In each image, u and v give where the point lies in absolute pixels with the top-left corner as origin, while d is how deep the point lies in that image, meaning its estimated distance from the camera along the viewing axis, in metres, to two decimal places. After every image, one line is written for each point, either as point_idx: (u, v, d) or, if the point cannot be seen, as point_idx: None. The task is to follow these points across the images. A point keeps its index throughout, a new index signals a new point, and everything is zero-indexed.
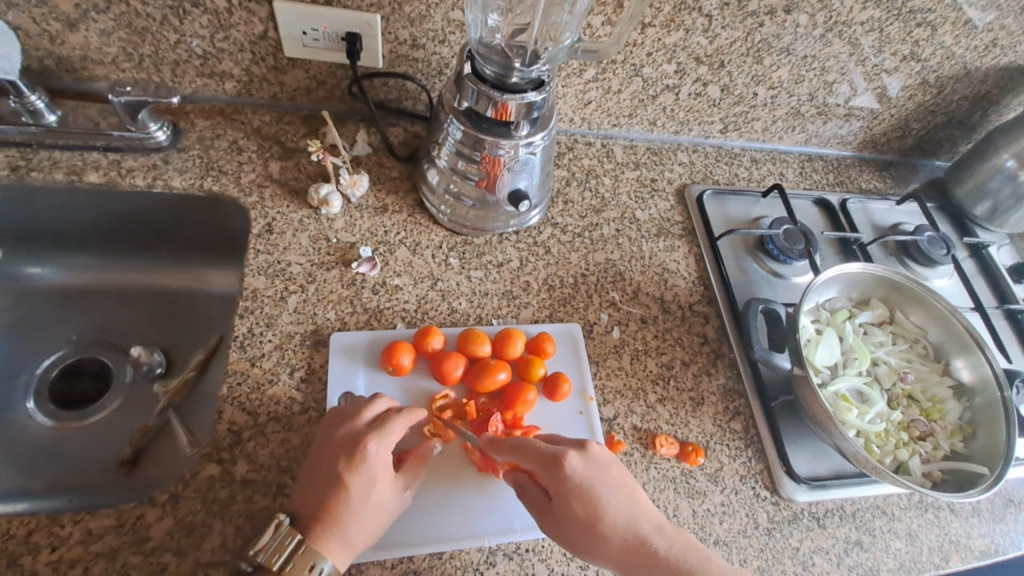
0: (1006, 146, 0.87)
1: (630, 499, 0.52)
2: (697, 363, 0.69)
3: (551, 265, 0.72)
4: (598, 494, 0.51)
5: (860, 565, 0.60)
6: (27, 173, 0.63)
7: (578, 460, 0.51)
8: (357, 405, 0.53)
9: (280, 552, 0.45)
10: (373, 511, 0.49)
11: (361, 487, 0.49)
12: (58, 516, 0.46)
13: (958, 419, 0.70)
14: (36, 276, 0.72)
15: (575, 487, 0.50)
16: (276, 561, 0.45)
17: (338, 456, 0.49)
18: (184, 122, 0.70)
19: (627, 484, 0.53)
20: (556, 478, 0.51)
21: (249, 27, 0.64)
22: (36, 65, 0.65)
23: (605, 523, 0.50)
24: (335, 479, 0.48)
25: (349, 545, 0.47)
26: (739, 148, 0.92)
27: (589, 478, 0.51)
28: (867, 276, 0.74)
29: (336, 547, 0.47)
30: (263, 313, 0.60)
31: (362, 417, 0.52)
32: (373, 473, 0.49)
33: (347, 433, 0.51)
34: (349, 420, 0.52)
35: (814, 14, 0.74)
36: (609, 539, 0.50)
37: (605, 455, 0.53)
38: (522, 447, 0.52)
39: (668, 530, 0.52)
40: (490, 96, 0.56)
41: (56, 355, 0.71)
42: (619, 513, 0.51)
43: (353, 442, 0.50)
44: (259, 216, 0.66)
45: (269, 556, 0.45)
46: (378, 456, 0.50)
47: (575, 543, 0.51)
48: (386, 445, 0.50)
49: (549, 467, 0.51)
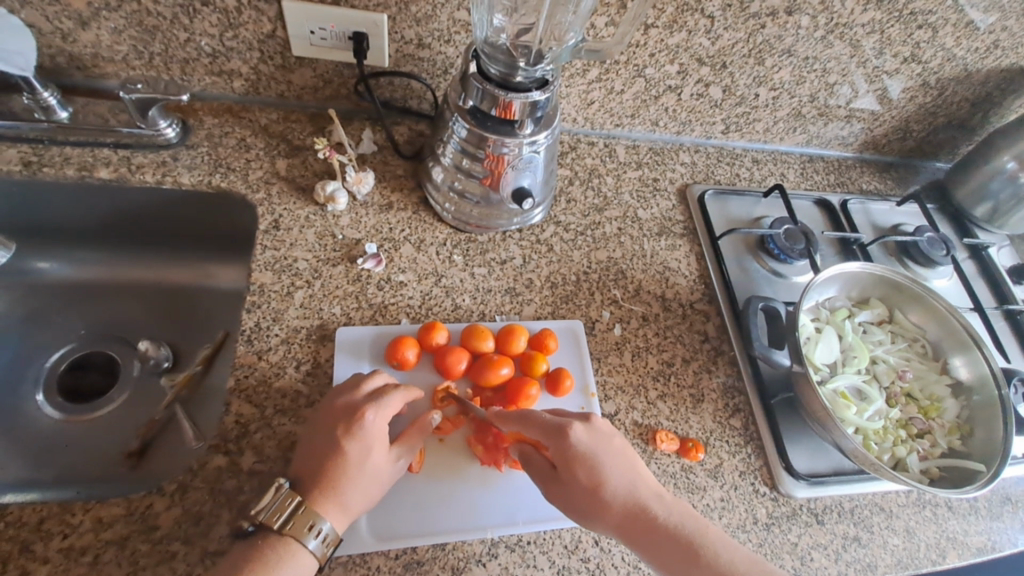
0: (1006, 148, 0.88)
1: (631, 467, 0.53)
2: (697, 360, 0.69)
3: (554, 263, 0.72)
4: (599, 460, 0.52)
5: (858, 561, 0.60)
6: (38, 169, 0.63)
7: (581, 428, 0.53)
8: (357, 378, 0.55)
9: (281, 513, 0.47)
10: (370, 477, 0.50)
11: (358, 453, 0.50)
12: (69, 505, 0.47)
13: (956, 417, 0.71)
14: (45, 270, 0.74)
15: (577, 453, 0.52)
16: (277, 520, 0.46)
17: (336, 424, 0.51)
18: (193, 119, 0.71)
19: (628, 453, 0.54)
20: (559, 444, 0.52)
21: (258, 25, 0.65)
22: (48, 62, 0.66)
23: (606, 489, 0.51)
24: (333, 445, 0.50)
25: (346, 509, 0.49)
26: (741, 149, 0.92)
27: (591, 446, 0.53)
28: (866, 275, 0.75)
29: (334, 509, 0.48)
30: (269, 308, 0.61)
31: (362, 389, 0.54)
32: (370, 440, 0.51)
33: (346, 402, 0.53)
34: (350, 391, 0.54)
35: (815, 15, 0.74)
36: (610, 504, 0.51)
37: (606, 427, 0.55)
38: (525, 416, 0.54)
39: (667, 498, 0.53)
40: (495, 95, 0.57)
41: (64, 349, 0.72)
42: (619, 479, 0.52)
43: (351, 410, 0.52)
44: (266, 212, 0.67)
45: (270, 516, 0.46)
46: (375, 426, 0.51)
47: (577, 509, 0.52)
48: (384, 414, 0.52)
49: (552, 434, 0.53)
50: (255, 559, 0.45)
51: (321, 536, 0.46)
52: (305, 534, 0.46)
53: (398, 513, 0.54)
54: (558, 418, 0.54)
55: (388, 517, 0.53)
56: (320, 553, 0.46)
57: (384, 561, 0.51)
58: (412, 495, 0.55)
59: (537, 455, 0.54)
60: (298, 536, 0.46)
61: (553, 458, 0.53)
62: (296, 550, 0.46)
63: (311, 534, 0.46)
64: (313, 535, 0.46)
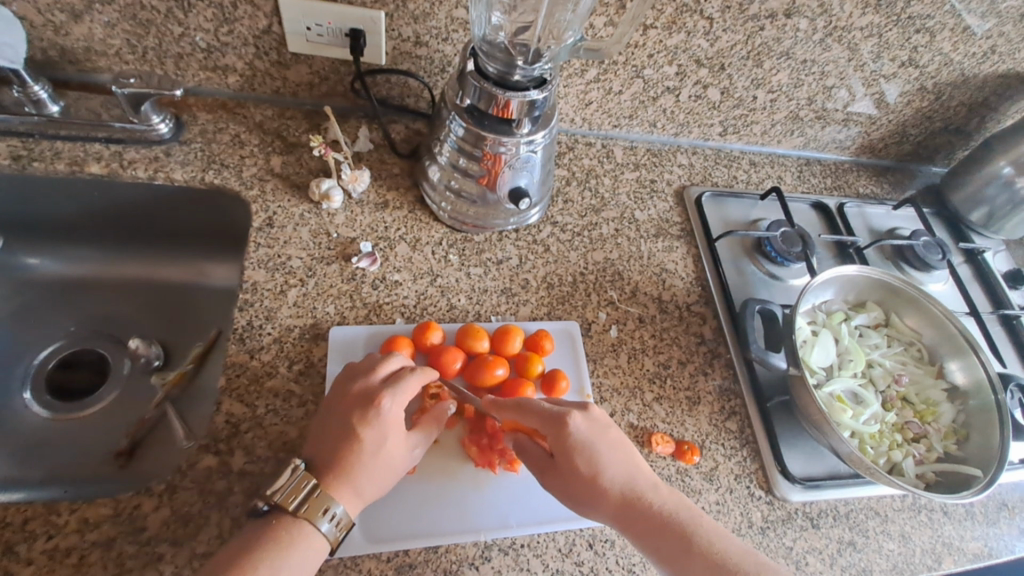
0: (1002, 153, 0.88)
1: (627, 457, 0.53)
2: (693, 363, 0.69)
3: (550, 264, 0.72)
4: (597, 450, 0.51)
5: (853, 565, 0.60)
6: (28, 163, 0.63)
7: (579, 418, 0.52)
8: (370, 363, 0.54)
9: (296, 494, 0.46)
10: (385, 463, 0.49)
11: (373, 439, 0.49)
12: (55, 504, 0.46)
13: (952, 421, 0.71)
14: (35, 266, 0.73)
15: (576, 442, 0.51)
16: (292, 502, 0.45)
17: (351, 410, 0.50)
18: (187, 115, 0.70)
19: (624, 443, 0.53)
20: (557, 434, 0.51)
21: (253, 21, 0.64)
22: (40, 55, 0.65)
23: (603, 478, 0.51)
24: (348, 432, 0.49)
25: (360, 494, 0.48)
26: (738, 151, 0.92)
27: (590, 435, 0.52)
28: (863, 279, 0.75)
29: (348, 494, 0.47)
30: (262, 306, 0.60)
31: (375, 374, 0.53)
32: (386, 427, 0.50)
33: (361, 388, 0.52)
34: (363, 376, 0.53)
35: (814, 18, 0.74)
36: (607, 493, 0.51)
37: (604, 417, 0.54)
38: (525, 404, 0.53)
39: (663, 488, 0.52)
40: (492, 93, 0.56)
41: (53, 346, 0.71)
42: (616, 469, 0.52)
43: (366, 397, 0.51)
44: (259, 209, 0.66)
45: (285, 498, 0.46)
46: (391, 413, 0.50)
47: (574, 497, 0.52)
48: (400, 400, 0.51)
49: (551, 423, 0.52)
50: (267, 540, 0.44)
51: (335, 520, 0.46)
52: (319, 517, 0.45)
53: (390, 515, 0.53)
54: (557, 408, 0.53)
55: (378, 517, 0.52)
56: (333, 536, 0.46)
57: (376, 564, 0.50)
58: (404, 496, 0.54)
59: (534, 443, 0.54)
60: (312, 518, 0.45)
61: (551, 447, 0.52)
62: (309, 533, 0.45)
63: (325, 517, 0.45)
64: (327, 518, 0.45)
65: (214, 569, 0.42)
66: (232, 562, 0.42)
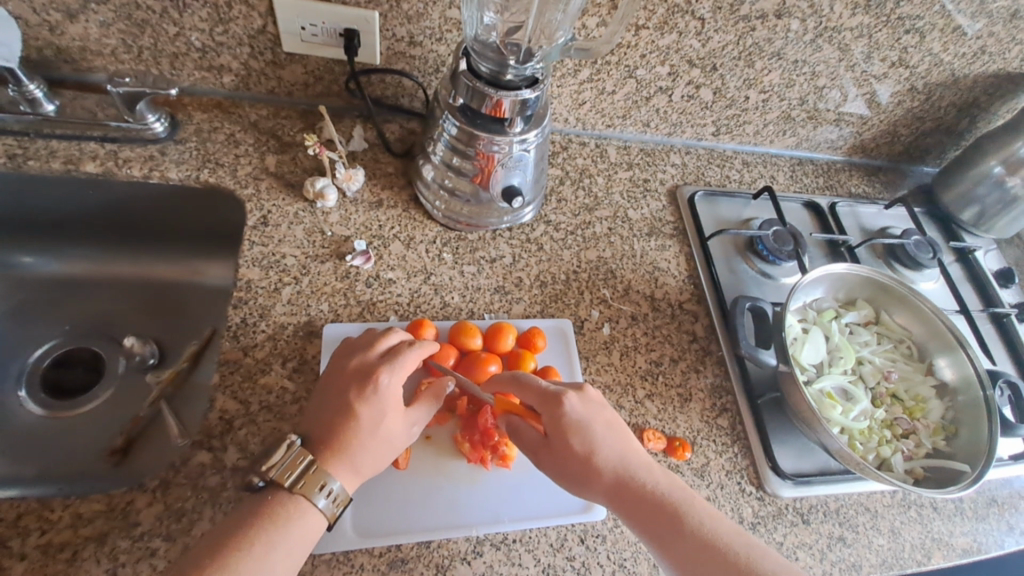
0: (993, 153, 0.88)
1: (621, 437, 0.54)
2: (685, 360, 0.70)
3: (544, 262, 0.72)
4: (592, 429, 0.52)
5: (842, 560, 0.61)
6: (23, 162, 0.63)
7: (574, 398, 0.53)
8: (369, 339, 0.55)
9: (292, 471, 0.46)
10: (382, 441, 0.50)
11: (371, 414, 0.50)
12: (48, 500, 0.47)
13: (940, 418, 0.72)
14: (30, 264, 0.73)
15: (571, 421, 0.52)
16: (288, 478, 0.46)
17: (349, 384, 0.51)
18: (182, 114, 0.71)
19: (619, 425, 0.54)
20: (553, 412, 0.52)
21: (248, 21, 0.65)
22: (35, 55, 0.66)
23: (597, 457, 0.51)
24: (346, 407, 0.50)
25: (357, 471, 0.49)
26: (731, 151, 0.93)
27: (585, 415, 0.53)
28: (854, 276, 0.75)
29: (346, 471, 0.48)
30: (256, 304, 0.61)
31: (374, 349, 0.54)
32: (384, 403, 0.50)
33: (359, 362, 0.52)
34: (361, 351, 0.53)
35: (805, 19, 0.75)
36: (600, 472, 0.51)
37: (600, 399, 0.55)
38: (522, 382, 0.54)
39: (655, 469, 0.53)
40: (485, 92, 0.57)
41: (47, 345, 0.72)
42: (611, 449, 0.52)
43: (365, 371, 0.52)
44: (254, 207, 0.67)
45: (281, 474, 0.46)
46: (389, 389, 0.51)
47: (568, 476, 0.52)
48: (398, 376, 0.52)
49: (546, 402, 0.53)
50: (263, 517, 0.44)
51: (330, 496, 0.46)
52: (316, 493, 0.46)
53: (381, 511, 0.53)
54: (553, 388, 0.54)
55: (369, 514, 0.53)
56: (330, 512, 0.46)
57: (368, 559, 0.51)
58: (396, 492, 0.55)
59: (528, 424, 0.53)
60: (308, 494, 0.45)
61: (545, 428, 0.53)
62: (305, 509, 0.45)
63: (321, 493, 0.46)
64: (323, 494, 0.46)
65: (209, 546, 0.43)
66: (227, 538, 0.43)
